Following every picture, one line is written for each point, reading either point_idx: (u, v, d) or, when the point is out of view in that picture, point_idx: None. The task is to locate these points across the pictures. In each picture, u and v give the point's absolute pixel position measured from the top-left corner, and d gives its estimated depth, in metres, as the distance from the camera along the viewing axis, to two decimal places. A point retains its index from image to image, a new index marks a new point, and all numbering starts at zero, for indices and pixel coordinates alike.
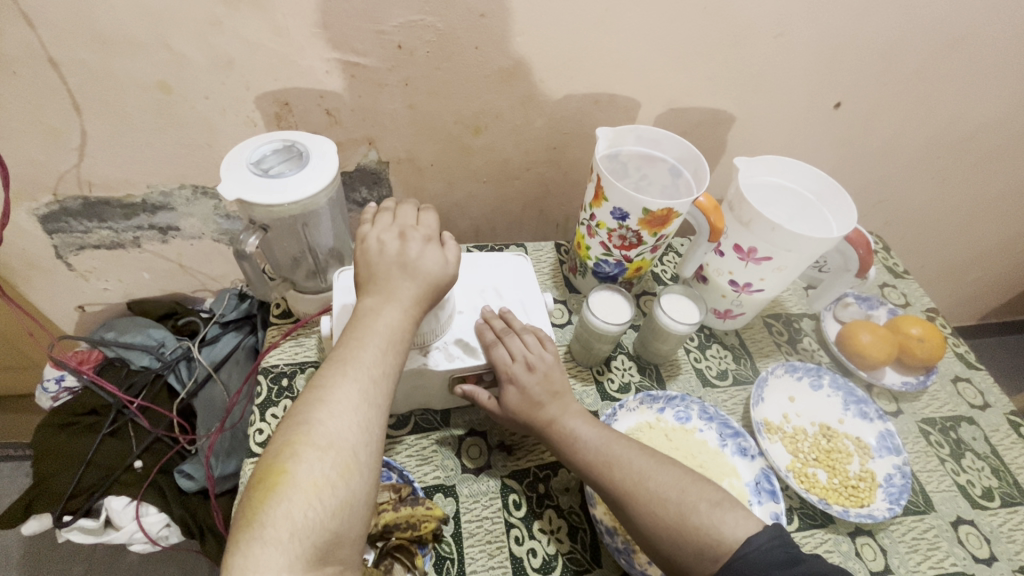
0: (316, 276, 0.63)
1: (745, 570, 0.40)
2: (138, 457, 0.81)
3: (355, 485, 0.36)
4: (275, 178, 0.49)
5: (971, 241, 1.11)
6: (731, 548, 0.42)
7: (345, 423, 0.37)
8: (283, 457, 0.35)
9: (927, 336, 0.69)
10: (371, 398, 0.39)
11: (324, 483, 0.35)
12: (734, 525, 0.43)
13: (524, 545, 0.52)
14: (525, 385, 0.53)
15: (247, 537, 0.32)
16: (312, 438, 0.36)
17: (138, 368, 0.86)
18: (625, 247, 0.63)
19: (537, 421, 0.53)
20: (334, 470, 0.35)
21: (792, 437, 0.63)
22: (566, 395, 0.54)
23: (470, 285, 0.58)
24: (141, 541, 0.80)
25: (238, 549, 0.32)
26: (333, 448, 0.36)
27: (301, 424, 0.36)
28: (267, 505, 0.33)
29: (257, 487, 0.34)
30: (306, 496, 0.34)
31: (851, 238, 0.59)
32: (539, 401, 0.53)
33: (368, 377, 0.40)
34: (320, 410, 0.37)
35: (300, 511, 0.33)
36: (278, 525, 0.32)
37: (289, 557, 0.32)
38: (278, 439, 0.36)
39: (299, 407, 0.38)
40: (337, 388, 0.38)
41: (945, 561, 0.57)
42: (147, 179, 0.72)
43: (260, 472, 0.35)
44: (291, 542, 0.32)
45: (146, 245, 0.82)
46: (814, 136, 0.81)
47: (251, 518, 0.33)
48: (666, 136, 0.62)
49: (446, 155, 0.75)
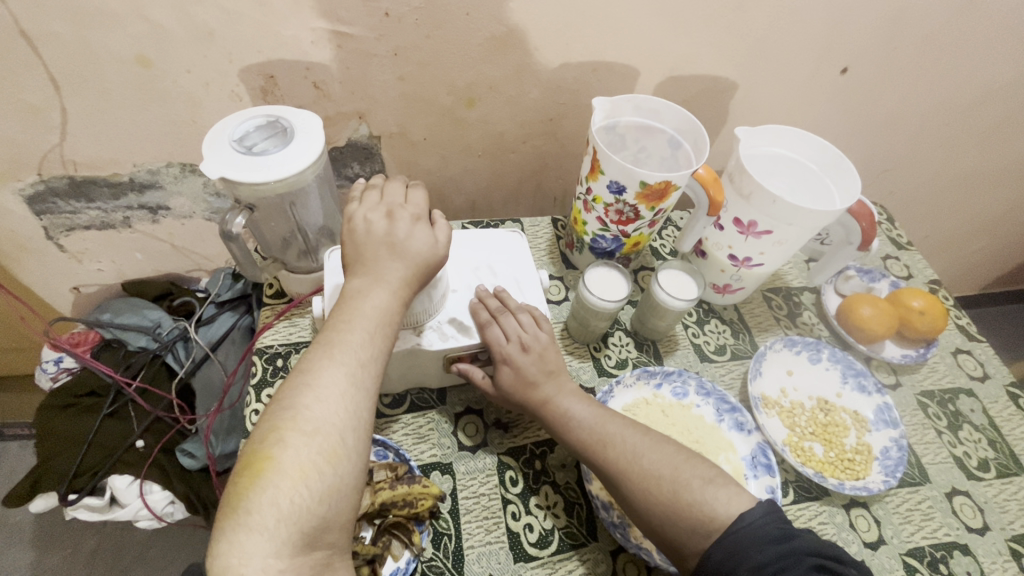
0: (308, 255, 0.61)
1: (736, 545, 0.40)
2: (139, 437, 0.81)
3: (343, 470, 0.36)
4: (258, 156, 0.47)
5: (977, 209, 1.08)
6: (724, 523, 0.42)
7: (333, 408, 0.37)
8: (269, 443, 0.35)
9: (929, 309, 0.68)
10: (359, 382, 0.39)
11: (310, 468, 0.34)
12: (726, 501, 0.43)
13: (521, 520, 0.52)
14: (520, 365, 0.52)
15: (233, 523, 0.32)
16: (298, 423, 0.35)
17: (134, 349, 0.87)
18: (622, 222, 0.61)
19: (531, 401, 0.52)
20: (320, 456, 0.35)
21: (789, 412, 0.63)
22: (561, 374, 0.54)
23: (463, 264, 0.57)
24: (146, 517, 0.81)
25: (224, 535, 0.32)
26: (319, 433, 0.35)
27: (287, 409, 0.36)
28: (253, 492, 0.33)
29: (243, 474, 0.34)
30: (293, 482, 0.33)
31: (854, 210, 0.58)
32: (533, 381, 0.52)
33: (356, 360, 0.39)
34: (306, 394, 0.37)
35: (286, 496, 0.33)
36: (264, 511, 0.32)
37: (276, 543, 0.32)
38: (264, 425, 0.36)
39: (285, 392, 0.37)
40: (324, 371, 0.38)
41: (939, 531, 0.58)
42: (132, 157, 0.70)
43: (245, 458, 0.35)
44: (278, 528, 0.32)
45: (137, 225, 0.81)
46: (819, 103, 0.78)
47: (236, 505, 0.33)
48: (664, 106, 0.60)
49: (438, 128, 0.73)
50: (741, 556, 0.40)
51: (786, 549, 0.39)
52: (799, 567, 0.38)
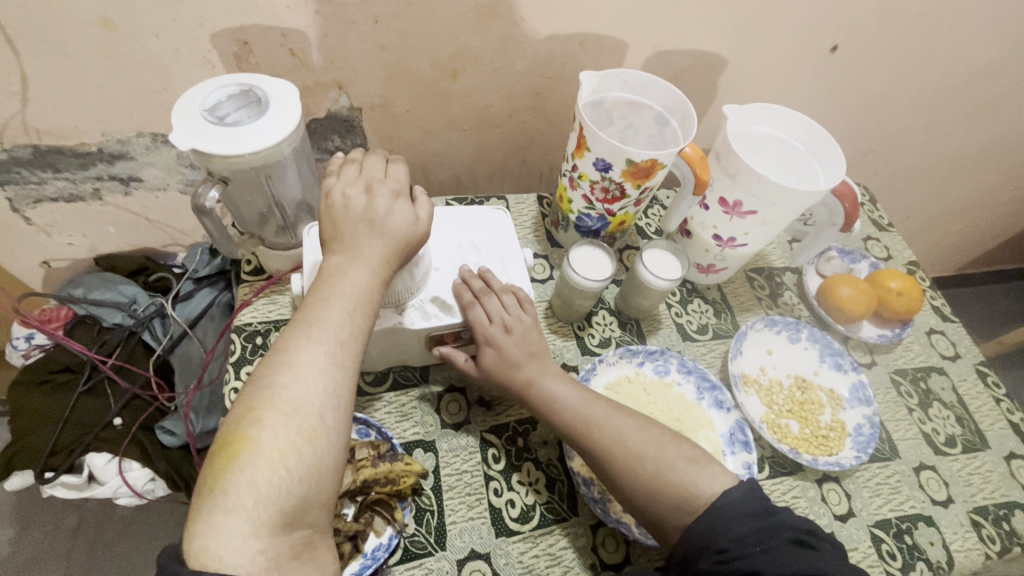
0: (286, 231, 0.59)
1: (718, 519, 0.41)
2: (117, 415, 0.80)
3: (323, 450, 0.35)
4: (231, 126, 0.45)
5: (957, 191, 1.10)
6: (706, 501, 0.43)
7: (311, 388, 0.36)
8: (246, 424, 0.34)
9: (906, 290, 0.70)
10: (339, 360, 0.38)
11: (289, 448, 0.34)
12: (709, 480, 0.44)
13: (503, 496, 0.53)
14: (503, 346, 0.52)
15: (210, 504, 0.32)
16: (275, 403, 0.35)
17: (110, 325, 0.85)
18: (608, 200, 0.61)
19: (514, 382, 0.52)
20: (299, 436, 0.34)
21: (767, 389, 0.65)
22: (545, 356, 0.54)
23: (446, 241, 0.56)
24: (126, 494, 0.81)
25: (200, 516, 0.31)
26: (297, 413, 0.35)
27: (264, 389, 0.35)
28: (230, 472, 0.32)
29: (219, 455, 0.33)
30: (271, 463, 0.33)
31: (838, 191, 0.58)
32: (516, 362, 0.52)
33: (335, 339, 0.38)
34: (284, 373, 0.36)
35: (264, 477, 0.33)
36: (242, 492, 0.32)
37: (254, 524, 0.31)
38: (240, 405, 0.35)
39: (263, 372, 0.37)
40: (302, 351, 0.37)
41: (905, 503, 0.60)
42: (100, 126, 0.67)
43: (222, 439, 0.34)
44: (257, 509, 0.32)
45: (108, 197, 0.78)
46: (807, 81, 0.78)
47: (213, 486, 0.32)
48: (652, 82, 0.59)
49: (421, 100, 0.71)
50: (720, 531, 0.41)
51: (766, 525, 0.40)
52: (779, 542, 0.39)
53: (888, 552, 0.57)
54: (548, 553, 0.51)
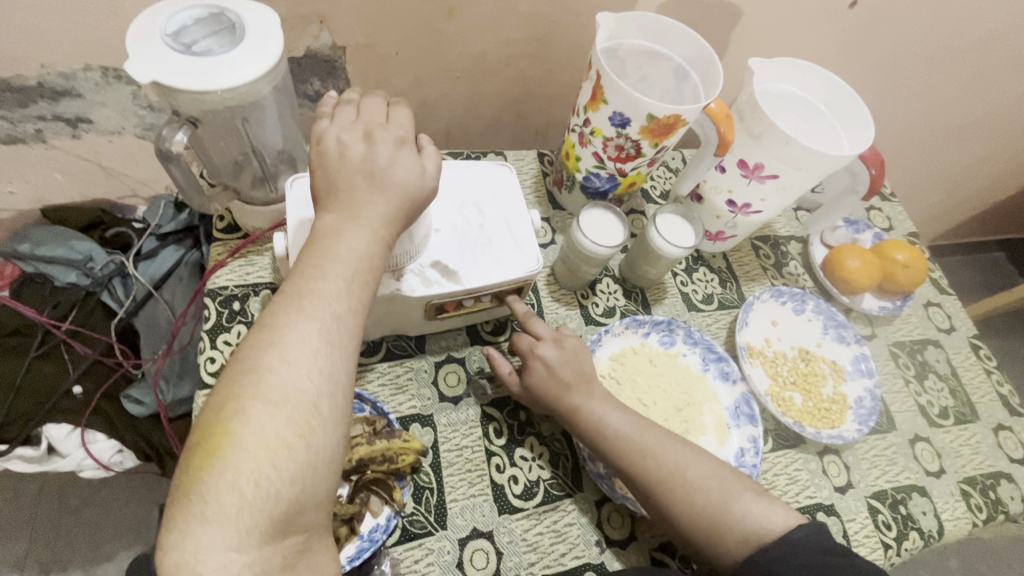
0: (265, 183, 0.52)
1: (794, 550, 0.39)
2: (76, 382, 0.74)
3: (318, 444, 0.31)
4: (201, 56, 0.38)
5: (952, 161, 1.08)
6: (770, 535, 0.41)
7: (303, 372, 0.31)
8: (227, 416, 0.30)
9: (912, 262, 0.68)
10: (334, 340, 0.33)
11: (278, 444, 0.30)
12: (769, 513, 0.42)
13: (505, 472, 0.50)
14: (552, 361, 0.50)
15: (186, 510, 0.28)
16: (261, 391, 0.30)
17: (63, 286, 0.78)
18: (621, 159, 0.56)
19: (560, 405, 0.49)
20: (289, 429, 0.30)
21: (772, 361, 0.63)
22: (594, 382, 0.50)
23: (447, 199, 0.50)
24: (91, 468, 0.75)
25: (176, 525, 0.27)
26: (287, 402, 0.30)
27: (248, 374, 0.31)
28: (209, 474, 0.28)
29: (196, 451, 0.29)
30: (257, 462, 0.29)
31: (864, 156, 0.55)
32: (566, 384, 0.49)
33: (331, 314, 0.33)
34: (271, 355, 0.31)
35: (249, 479, 0.28)
36: (223, 498, 0.28)
37: (239, 534, 0.28)
38: (219, 393, 0.31)
39: (245, 353, 0.32)
40: (292, 328, 0.32)
41: (901, 474, 0.61)
42: (38, 56, 0.58)
43: (199, 432, 0.30)
44: (241, 517, 0.28)
45: (53, 140, 0.69)
46: (823, 37, 0.74)
47: (189, 490, 0.28)
48: (674, 28, 0.53)
49: (413, 40, 0.64)
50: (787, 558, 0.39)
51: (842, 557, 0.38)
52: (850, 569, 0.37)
53: (883, 522, 0.57)
54: (553, 530, 0.49)
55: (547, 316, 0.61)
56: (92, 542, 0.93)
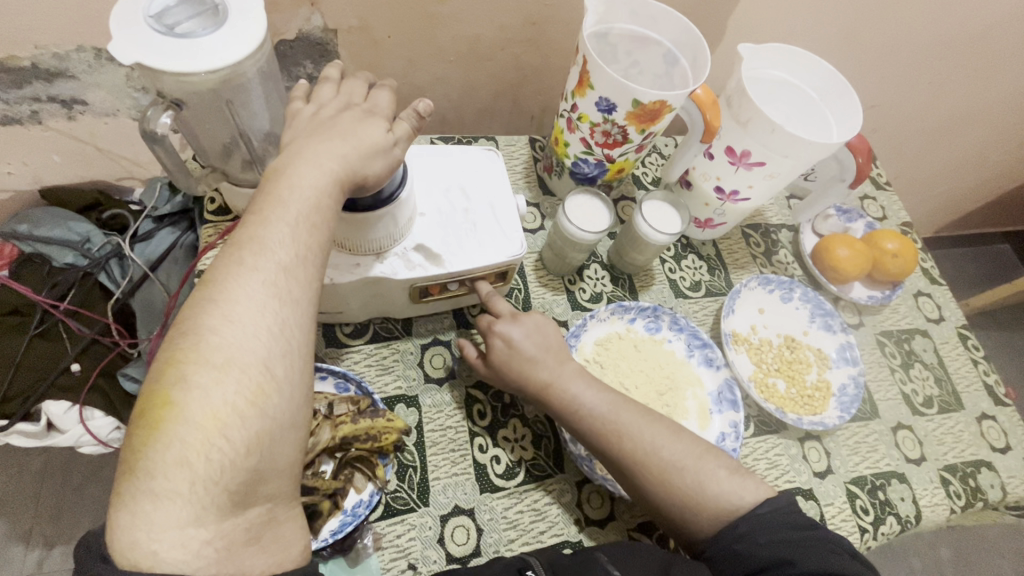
0: (254, 166, 0.53)
1: (766, 522, 0.41)
2: (75, 360, 0.75)
3: (270, 410, 0.32)
4: (184, 38, 0.39)
5: (957, 150, 1.07)
6: (740, 509, 0.42)
7: (247, 336, 0.32)
8: (171, 385, 0.30)
9: (902, 251, 0.68)
10: (291, 308, 0.34)
11: (226, 413, 0.30)
12: (740, 490, 0.43)
13: (488, 453, 0.52)
14: (516, 341, 0.50)
15: (134, 488, 0.28)
16: (202, 356, 0.31)
17: (61, 266, 0.79)
18: (608, 145, 0.56)
19: (532, 384, 0.49)
20: (239, 396, 0.31)
21: (758, 348, 0.64)
22: (564, 357, 0.51)
23: (432, 183, 0.51)
24: (90, 444, 0.76)
25: (124, 503, 0.28)
26: (232, 366, 0.31)
27: (188, 334, 0.32)
28: (151, 448, 0.29)
29: (140, 425, 0.30)
30: (205, 434, 0.30)
31: (852, 145, 0.55)
32: (532, 359, 0.49)
33: (294, 292, 0.34)
34: (212, 314, 0.32)
35: (198, 453, 0.29)
36: (173, 475, 0.29)
37: (194, 510, 0.29)
38: (162, 362, 0.31)
39: (187, 315, 0.33)
40: (239, 299, 0.33)
41: (881, 461, 0.62)
42: (31, 37, 0.58)
43: (145, 403, 0.30)
44: (193, 491, 0.29)
45: (49, 122, 0.69)
46: (822, 23, 0.73)
47: (135, 466, 0.29)
48: (664, 13, 0.53)
49: (407, 23, 0.63)
50: (757, 534, 0.40)
51: (810, 534, 0.40)
52: (819, 546, 0.39)
53: (861, 507, 0.58)
54: (533, 508, 0.50)
55: (534, 301, 0.61)
56: (93, 516, 0.95)
